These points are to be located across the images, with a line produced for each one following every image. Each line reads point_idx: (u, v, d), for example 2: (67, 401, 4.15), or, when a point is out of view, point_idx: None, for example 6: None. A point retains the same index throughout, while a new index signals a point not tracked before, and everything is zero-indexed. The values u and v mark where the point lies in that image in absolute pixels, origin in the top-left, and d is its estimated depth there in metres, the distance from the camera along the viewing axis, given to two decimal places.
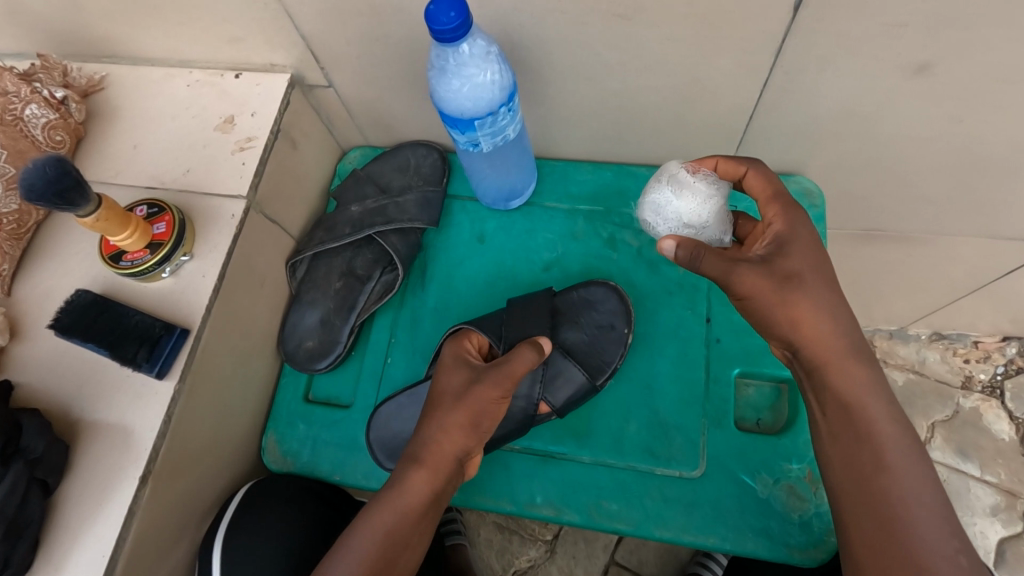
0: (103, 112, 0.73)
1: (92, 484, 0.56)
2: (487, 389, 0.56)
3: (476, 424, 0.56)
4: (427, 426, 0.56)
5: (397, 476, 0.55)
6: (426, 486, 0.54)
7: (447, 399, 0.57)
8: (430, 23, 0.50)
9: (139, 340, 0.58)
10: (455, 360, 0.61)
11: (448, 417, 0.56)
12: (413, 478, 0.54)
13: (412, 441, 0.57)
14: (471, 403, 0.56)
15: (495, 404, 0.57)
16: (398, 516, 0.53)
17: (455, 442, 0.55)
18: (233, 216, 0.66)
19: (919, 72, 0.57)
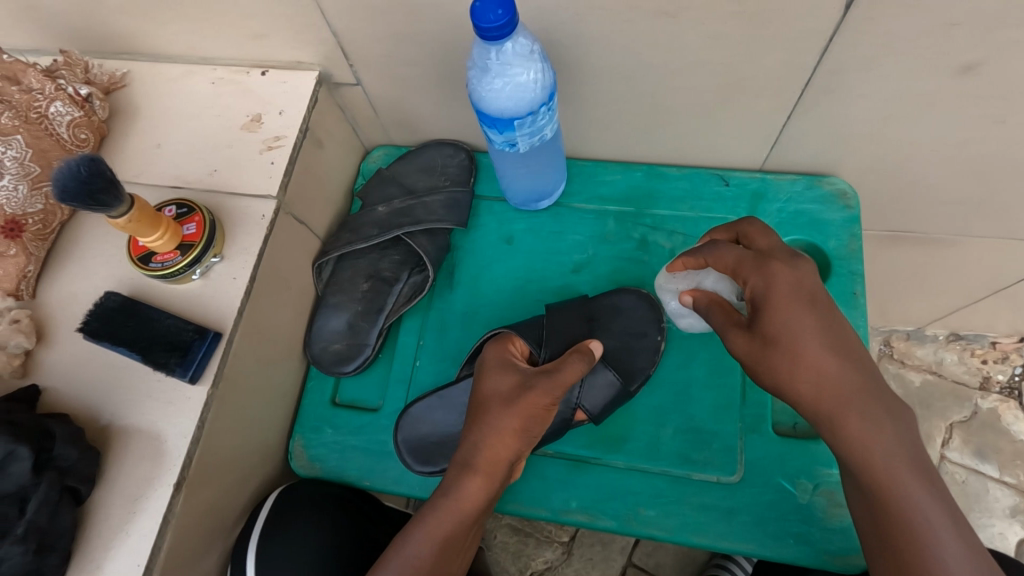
0: (125, 110, 0.72)
1: (124, 492, 0.55)
2: (537, 395, 0.55)
3: (529, 430, 0.55)
4: (477, 431, 0.55)
5: (448, 482, 0.54)
6: (482, 492, 0.54)
7: (496, 403, 0.56)
8: (476, 21, 0.48)
9: (170, 346, 0.57)
10: (500, 365, 0.60)
11: (500, 422, 0.54)
12: (469, 487, 0.53)
13: (461, 448, 0.55)
14: (523, 408, 0.55)
15: (544, 410, 0.55)
16: (453, 523, 0.52)
17: (506, 447, 0.54)
18: (263, 217, 0.65)
19: (966, 72, 0.55)
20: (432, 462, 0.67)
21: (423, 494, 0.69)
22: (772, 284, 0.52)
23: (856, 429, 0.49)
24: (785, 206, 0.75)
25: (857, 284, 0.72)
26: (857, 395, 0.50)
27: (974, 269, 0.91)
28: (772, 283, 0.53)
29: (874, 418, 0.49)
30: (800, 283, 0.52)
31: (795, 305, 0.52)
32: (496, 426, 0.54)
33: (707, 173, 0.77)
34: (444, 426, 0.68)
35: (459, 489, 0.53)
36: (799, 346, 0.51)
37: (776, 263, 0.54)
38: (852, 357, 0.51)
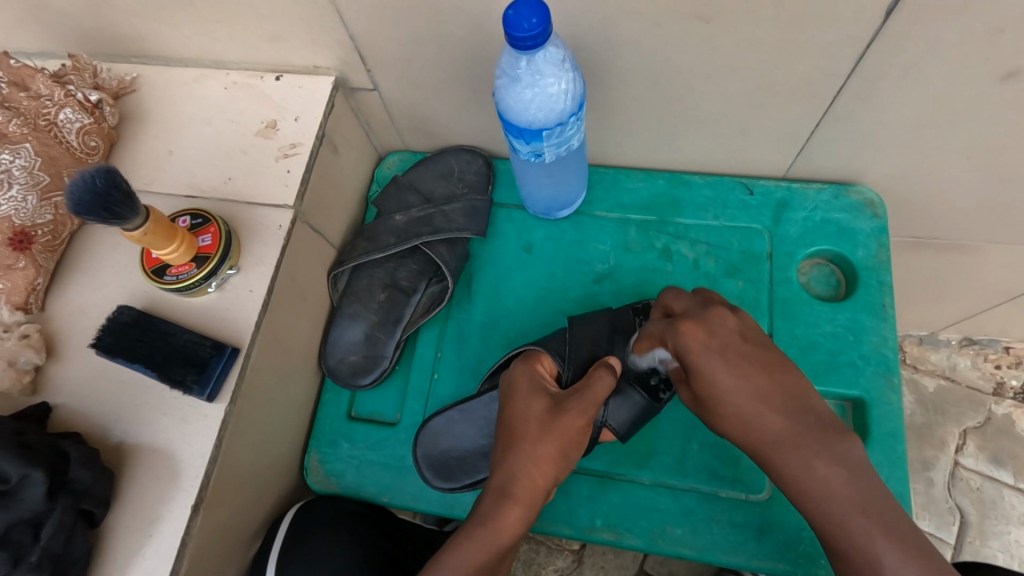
0: (135, 115, 0.70)
1: (139, 514, 0.53)
2: (572, 418, 0.56)
3: (565, 455, 0.57)
4: (514, 457, 0.56)
5: (485, 509, 0.56)
6: (520, 519, 0.56)
7: (532, 429, 0.57)
8: (509, 30, 0.47)
9: (187, 363, 0.55)
10: (530, 388, 0.60)
11: (538, 449, 0.56)
12: (507, 514, 0.55)
13: (497, 473, 0.57)
14: (560, 434, 0.56)
15: (578, 431, 0.57)
16: (490, 550, 0.54)
17: (543, 473, 0.56)
18: (280, 227, 0.63)
19: (1007, 78, 0.54)
20: (455, 478, 0.66)
21: (443, 510, 0.68)
22: (688, 349, 0.55)
23: (800, 467, 0.50)
24: (810, 215, 0.74)
25: (886, 295, 0.70)
26: (809, 434, 0.50)
27: (996, 275, 0.89)
28: (684, 345, 0.55)
29: (829, 461, 0.49)
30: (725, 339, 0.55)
31: (709, 358, 0.54)
32: (534, 453, 0.56)
33: (731, 181, 0.76)
34: (466, 442, 0.66)
35: (498, 515, 0.55)
36: (722, 402, 0.54)
37: (684, 322, 0.56)
38: (778, 399, 0.52)
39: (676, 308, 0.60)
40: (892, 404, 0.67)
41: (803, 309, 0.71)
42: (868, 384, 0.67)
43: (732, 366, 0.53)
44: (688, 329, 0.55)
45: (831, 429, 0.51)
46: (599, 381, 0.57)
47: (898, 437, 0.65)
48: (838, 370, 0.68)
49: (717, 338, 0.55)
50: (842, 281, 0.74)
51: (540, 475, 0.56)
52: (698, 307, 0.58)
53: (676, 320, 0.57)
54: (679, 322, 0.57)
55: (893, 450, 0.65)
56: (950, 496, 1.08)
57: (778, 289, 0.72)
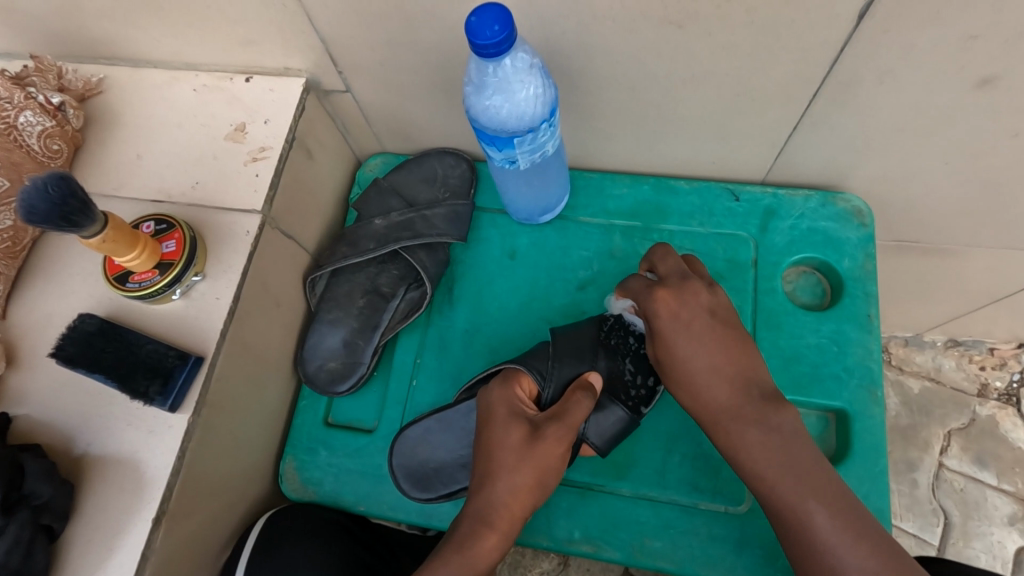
0: (102, 118, 0.68)
1: (101, 528, 0.52)
2: (550, 445, 0.57)
3: (542, 482, 0.57)
4: (491, 486, 0.56)
5: (461, 536, 0.55)
6: (495, 548, 0.55)
7: (511, 457, 0.56)
8: (473, 38, 0.46)
9: (150, 373, 0.54)
10: (506, 412, 0.58)
11: (516, 478, 0.56)
12: (485, 543, 0.54)
13: (476, 500, 0.56)
14: (538, 462, 0.56)
15: (556, 459, 0.57)
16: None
17: (521, 501, 0.56)
18: (248, 233, 0.61)
19: (983, 85, 0.53)
20: (432, 488, 0.65)
21: (419, 520, 0.67)
22: (657, 314, 0.59)
23: (732, 435, 0.56)
24: (797, 223, 0.73)
25: (872, 306, 0.70)
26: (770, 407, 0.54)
27: (979, 278, 0.88)
28: (655, 311, 0.59)
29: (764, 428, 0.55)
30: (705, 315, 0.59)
31: (675, 328, 0.58)
32: (515, 482, 0.56)
33: (718, 188, 0.75)
34: (445, 453, 0.65)
35: (474, 546, 0.54)
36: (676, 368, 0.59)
37: (662, 291, 0.59)
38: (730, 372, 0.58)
39: (660, 268, 0.62)
40: (875, 418, 0.66)
41: (788, 320, 0.70)
42: (851, 396, 0.67)
43: (697, 340, 0.58)
44: (662, 297, 0.59)
45: (769, 401, 0.56)
46: (579, 408, 0.58)
47: (879, 450, 0.65)
48: (822, 381, 0.67)
49: (685, 313, 0.59)
50: (828, 291, 0.73)
51: (519, 503, 0.56)
52: (677, 276, 0.61)
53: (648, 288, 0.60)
54: (655, 289, 0.60)
55: (874, 463, 0.65)
56: (934, 497, 1.08)
57: (763, 299, 0.71)
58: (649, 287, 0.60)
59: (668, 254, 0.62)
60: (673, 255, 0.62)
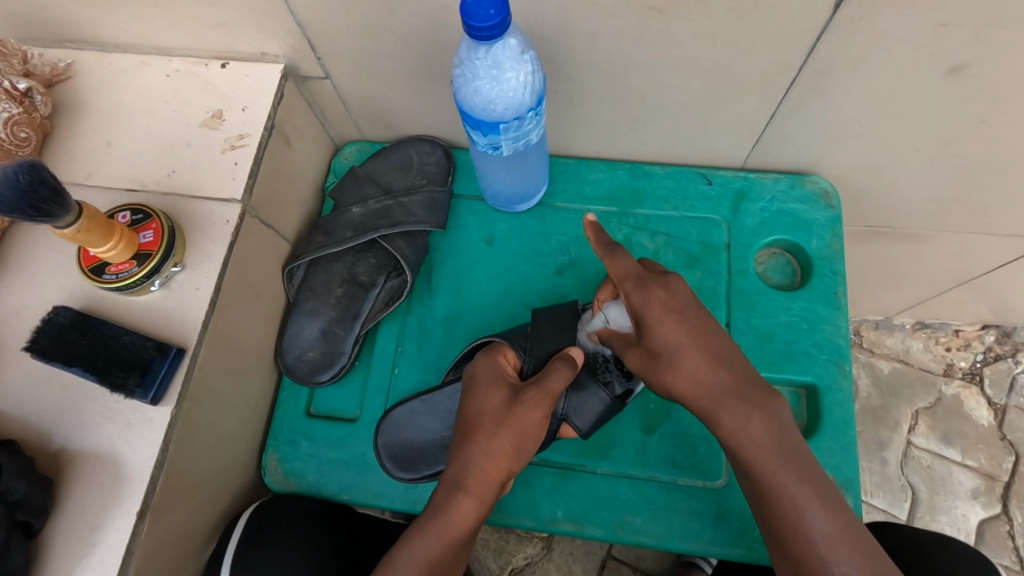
0: (71, 105, 0.66)
1: (81, 522, 0.51)
2: (528, 410, 0.56)
3: (520, 448, 0.56)
4: (469, 451, 0.56)
5: (437, 503, 0.55)
6: (472, 512, 0.55)
7: (487, 422, 0.56)
8: (467, 19, 0.45)
9: (130, 365, 0.53)
10: (491, 379, 0.59)
11: (493, 443, 0.55)
12: (459, 505, 0.54)
13: (452, 464, 0.56)
14: (515, 425, 0.55)
15: (536, 425, 0.56)
16: (443, 544, 0.53)
17: (499, 467, 0.55)
18: (227, 222, 0.60)
19: (952, 72, 0.55)
20: (415, 468, 0.65)
21: (405, 506, 0.67)
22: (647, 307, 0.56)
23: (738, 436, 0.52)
24: (767, 206, 0.75)
25: (839, 284, 0.72)
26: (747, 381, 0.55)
27: (944, 262, 0.92)
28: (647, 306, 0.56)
29: None
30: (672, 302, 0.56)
31: (664, 319, 0.56)
32: (490, 446, 0.55)
33: (691, 172, 0.77)
34: (428, 433, 0.65)
35: (447, 509, 0.54)
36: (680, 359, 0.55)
37: (654, 286, 0.57)
38: None
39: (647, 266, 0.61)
40: (844, 392, 0.68)
41: (761, 300, 0.72)
42: (821, 371, 0.69)
43: (685, 329, 0.55)
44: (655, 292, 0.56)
45: None
46: (557, 374, 0.57)
47: (848, 423, 0.67)
48: (793, 358, 0.69)
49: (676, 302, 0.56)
50: (798, 271, 0.75)
51: (498, 468, 0.55)
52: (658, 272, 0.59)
53: (648, 277, 0.58)
54: (649, 287, 0.57)
55: (843, 436, 0.66)
56: (902, 474, 1.12)
57: (735, 280, 0.73)
58: (643, 286, 0.57)
59: (618, 256, 0.62)
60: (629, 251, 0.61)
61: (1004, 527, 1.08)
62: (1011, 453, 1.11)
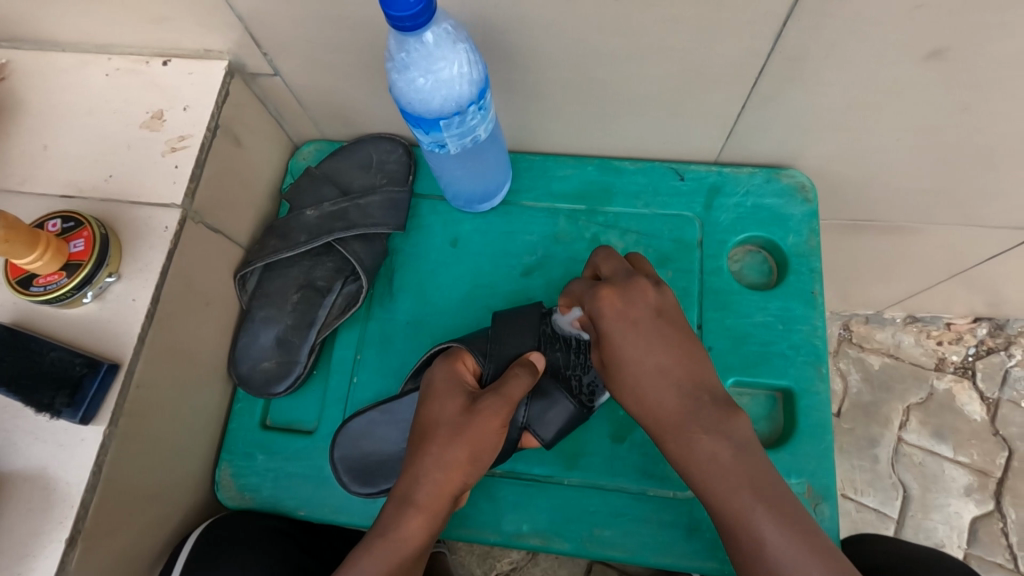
0: (7, 108, 0.63)
1: (8, 552, 0.48)
2: (485, 420, 0.53)
3: (476, 460, 0.53)
4: (421, 460, 0.52)
5: (387, 518, 0.52)
6: (423, 529, 0.51)
7: (442, 433, 0.53)
8: (387, 10, 0.42)
9: (56, 383, 0.50)
10: (448, 384, 0.56)
11: (446, 454, 0.52)
12: (409, 522, 0.51)
13: (405, 477, 0.53)
14: (470, 435, 0.53)
15: (493, 434, 0.53)
16: (392, 563, 0.50)
17: (453, 481, 0.52)
18: (167, 228, 0.57)
19: (929, 58, 0.52)
20: (371, 481, 0.62)
21: (365, 522, 0.64)
22: (601, 314, 0.55)
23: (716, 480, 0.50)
24: (742, 200, 0.72)
25: (817, 282, 0.69)
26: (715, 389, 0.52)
27: (932, 254, 0.89)
28: (600, 312, 0.55)
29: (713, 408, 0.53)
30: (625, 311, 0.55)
31: (613, 324, 0.55)
32: (444, 458, 0.52)
33: (663, 167, 0.73)
34: (388, 445, 0.63)
35: (396, 526, 0.51)
36: (624, 369, 0.55)
37: (607, 291, 0.56)
38: None
39: (605, 269, 0.59)
40: (822, 394, 0.65)
41: (736, 300, 0.69)
42: (798, 373, 0.66)
43: (638, 339, 0.55)
44: (607, 296, 0.55)
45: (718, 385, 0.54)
46: (518, 381, 0.55)
47: (826, 427, 0.64)
48: (768, 361, 0.66)
49: (630, 312, 0.55)
50: (774, 268, 0.72)
51: (452, 482, 0.52)
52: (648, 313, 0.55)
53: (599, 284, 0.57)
54: (599, 290, 0.56)
55: (820, 442, 0.64)
56: (894, 472, 1.09)
57: (709, 279, 0.70)
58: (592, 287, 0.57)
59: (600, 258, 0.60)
60: (606, 252, 0.60)
61: (998, 524, 1.05)
62: (1005, 448, 1.09)
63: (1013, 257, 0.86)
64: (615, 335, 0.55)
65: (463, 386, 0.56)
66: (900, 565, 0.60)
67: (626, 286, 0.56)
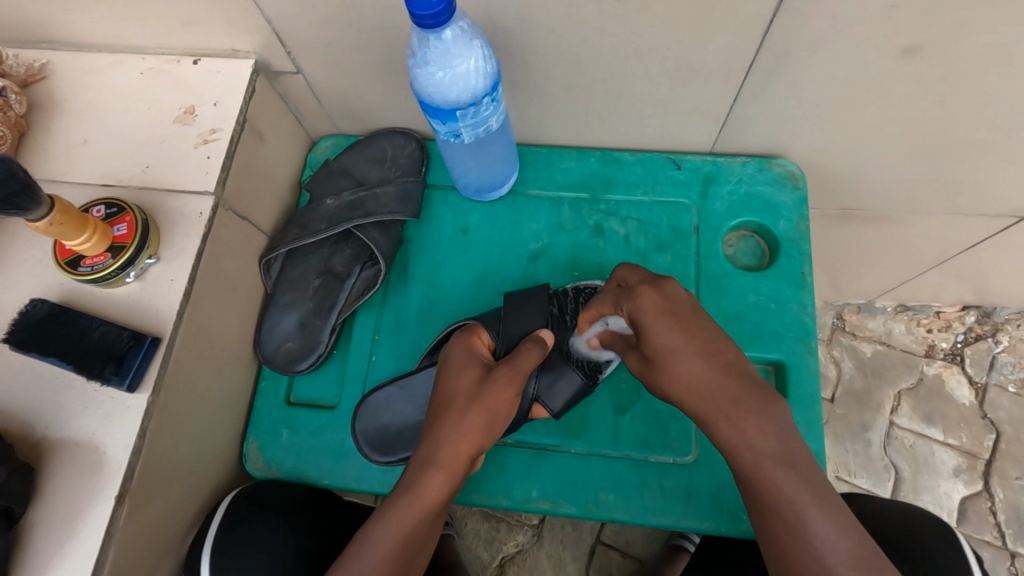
0: (47, 105, 0.67)
1: (59, 512, 0.52)
2: (498, 388, 0.57)
3: (491, 426, 0.57)
4: (440, 426, 0.56)
5: (409, 480, 0.55)
6: (443, 488, 0.55)
7: (459, 401, 0.57)
8: (413, 9, 0.47)
9: (104, 355, 0.54)
10: (463, 358, 0.60)
11: (463, 420, 0.56)
12: (430, 482, 0.54)
13: (424, 443, 0.57)
14: (486, 403, 0.56)
15: (507, 402, 0.57)
16: (415, 520, 0.53)
17: (470, 445, 0.56)
18: (200, 214, 0.62)
19: (905, 53, 0.57)
20: (392, 451, 0.66)
21: (384, 490, 0.68)
22: (643, 314, 0.54)
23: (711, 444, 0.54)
24: (735, 189, 0.76)
25: (806, 264, 0.73)
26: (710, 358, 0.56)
27: (918, 242, 0.94)
28: (640, 310, 0.54)
29: None
30: (665, 305, 0.54)
31: (657, 322, 0.53)
32: (461, 423, 0.56)
33: (661, 158, 0.78)
34: (405, 417, 0.67)
35: (418, 487, 0.54)
36: (671, 362, 0.53)
37: (646, 288, 0.55)
38: None
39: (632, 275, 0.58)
40: (811, 368, 0.69)
41: (729, 282, 0.73)
42: (788, 349, 0.70)
43: (683, 334, 0.53)
44: (646, 294, 0.54)
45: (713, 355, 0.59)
46: (528, 354, 0.59)
47: (815, 398, 0.68)
48: (760, 337, 0.70)
49: (671, 305, 0.54)
50: (766, 252, 0.76)
51: (469, 446, 0.56)
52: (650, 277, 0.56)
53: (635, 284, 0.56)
54: (637, 290, 0.55)
55: (809, 411, 0.68)
56: (886, 455, 1.13)
57: (704, 262, 0.74)
58: (631, 292, 0.56)
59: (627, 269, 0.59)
60: (630, 264, 0.60)
61: (986, 504, 1.10)
62: (992, 431, 1.13)
63: (995, 245, 0.90)
64: (660, 334, 0.53)
65: (476, 360, 0.60)
66: (892, 539, 0.62)
67: (660, 281, 0.55)
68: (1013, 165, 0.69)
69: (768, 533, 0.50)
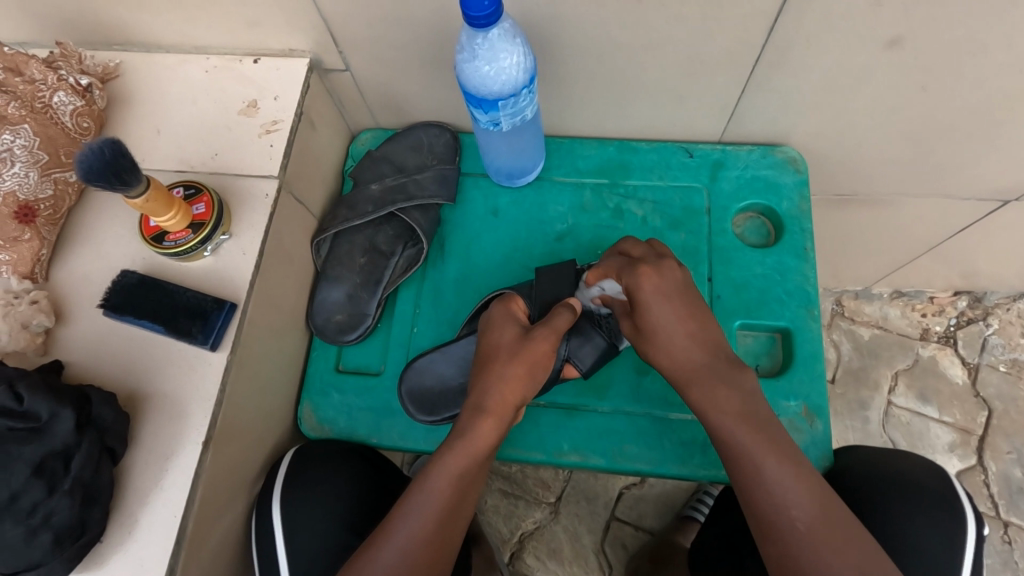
0: (123, 99, 0.75)
1: (154, 452, 0.59)
2: (538, 344, 0.64)
3: (533, 375, 0.64)
4: (487, 378, 0.64)
5: (463, 424, 0.62)
6: (494, 430, 0.62)
7: (504, 355, 0.64)
8: (467, 10, 0.54)
9: (191, 316, 0.62)
10: (505, 319, 0.67)
11: (508, 371, 0.63)
12: (482, 426, 0.62)
13: (474, 392, 0.64)
14: (527, 356, 0.64)
15: (546, 356, 0.65)
16: (470, 458, 0.61)
17: (515, 392, 0.63)
18: (266, 195, 0.69)
19: (891, 46, 0.64)
20: (434, 409, 0.73)
21: (429, 446, 0.75)
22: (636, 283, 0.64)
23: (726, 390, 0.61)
24: (742, 173, 0.84)
25: (808, 239, 0.81)
26: None
27: (910, 226, 1.01)
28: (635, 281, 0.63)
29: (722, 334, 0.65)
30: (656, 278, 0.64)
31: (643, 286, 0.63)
32: (506, 374, 0.63)
33: (674, 146, 0.85)
34: (447, 378, 0.73)
35: (472, 428, 0.62)
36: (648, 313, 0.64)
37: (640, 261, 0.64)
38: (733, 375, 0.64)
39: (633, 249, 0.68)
40: (814, 331, 0.77)
41: (739, 256, 0.81)
42: (793, 315, 0.77)
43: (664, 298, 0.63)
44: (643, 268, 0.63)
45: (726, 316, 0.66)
46: (562, 314, 0.66)
47: (818, 357, 0.75)
48: (767, 306, 0.78)
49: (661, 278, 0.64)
50: (771, 231, 0.84)
51: (515, 393, 0.63)
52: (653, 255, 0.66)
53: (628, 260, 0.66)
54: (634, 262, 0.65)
55: (813, 369, 0.75)
56: (884, 431, 1.20)
57: (716, 239, 0.82)
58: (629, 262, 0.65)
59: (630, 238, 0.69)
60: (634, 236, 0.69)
61: (980, 476, 1.16)
62: (984, 408, 1.20)
63: (981, 227, 0.98)
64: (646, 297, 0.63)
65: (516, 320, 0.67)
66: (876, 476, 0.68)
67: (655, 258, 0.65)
68: (993, 150, 0.77)
69: (777, 464, 0.57)
